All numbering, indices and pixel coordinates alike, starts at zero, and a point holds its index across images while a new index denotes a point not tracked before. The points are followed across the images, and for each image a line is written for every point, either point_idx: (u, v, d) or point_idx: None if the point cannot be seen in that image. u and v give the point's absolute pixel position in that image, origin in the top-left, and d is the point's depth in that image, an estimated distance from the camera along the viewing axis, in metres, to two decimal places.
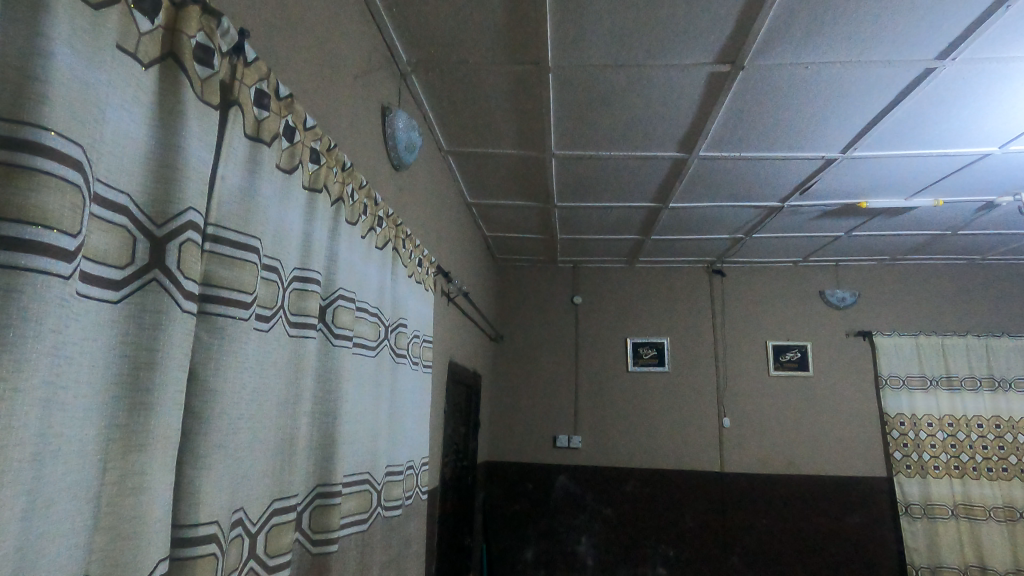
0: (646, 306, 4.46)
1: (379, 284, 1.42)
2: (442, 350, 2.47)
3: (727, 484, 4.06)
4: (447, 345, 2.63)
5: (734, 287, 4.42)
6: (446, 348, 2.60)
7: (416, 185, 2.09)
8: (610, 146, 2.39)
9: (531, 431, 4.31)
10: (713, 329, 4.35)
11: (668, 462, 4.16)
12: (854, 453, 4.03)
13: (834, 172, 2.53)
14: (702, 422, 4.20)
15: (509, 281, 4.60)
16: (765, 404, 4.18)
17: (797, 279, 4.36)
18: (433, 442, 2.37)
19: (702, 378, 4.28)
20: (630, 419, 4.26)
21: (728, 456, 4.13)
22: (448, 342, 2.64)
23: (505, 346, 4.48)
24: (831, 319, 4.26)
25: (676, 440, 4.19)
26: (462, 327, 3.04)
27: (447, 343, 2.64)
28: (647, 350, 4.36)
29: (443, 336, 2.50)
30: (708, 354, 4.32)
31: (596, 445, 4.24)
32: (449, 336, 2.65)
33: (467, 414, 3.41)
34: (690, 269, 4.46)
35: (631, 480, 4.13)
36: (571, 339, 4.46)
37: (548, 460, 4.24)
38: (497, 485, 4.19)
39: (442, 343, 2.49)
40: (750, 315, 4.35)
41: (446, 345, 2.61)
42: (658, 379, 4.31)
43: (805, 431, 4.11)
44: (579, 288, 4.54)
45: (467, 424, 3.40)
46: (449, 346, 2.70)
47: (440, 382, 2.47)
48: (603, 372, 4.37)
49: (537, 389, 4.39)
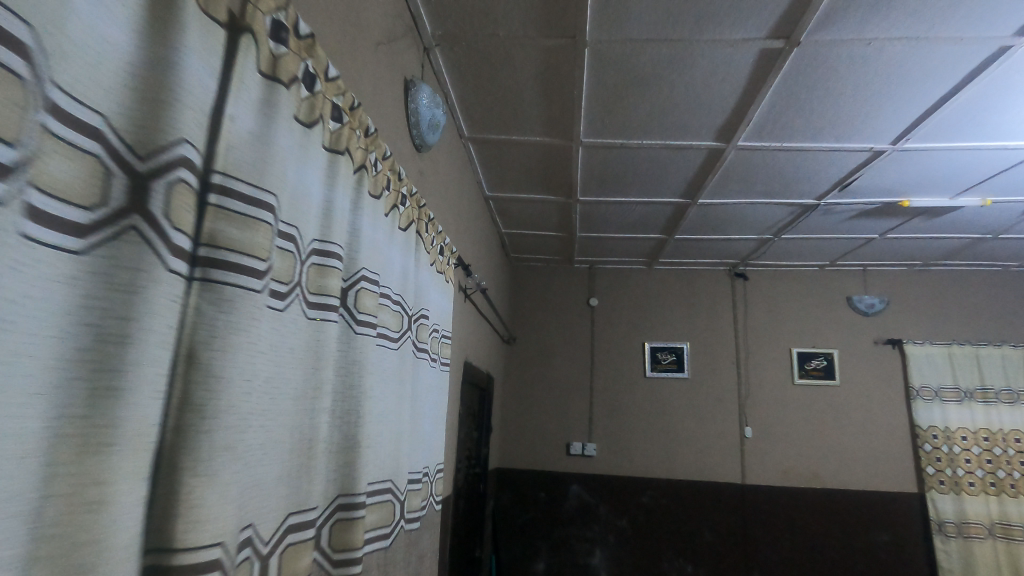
0: (665, 309, 4.30)
1: (402, 269, 1.27)
2: (458, 349, 2.32)
3: (748, 497, 3.88)
4: (463, 344, 2.48)
5: (757, 291, 4.25)
6: (462, 348, 2.45)
7: (436, 170, 1.95)
8: (642, 135, 2.25)
9: (544, 438, 4.14)
10: (735, 335, 4.19)
11: (687, 473, 3.98)
12: (883, 467, 3.85)
13: (880, 167, 2.38)
14: (723, 432, 4.02)
15: (523, 281, 4.46)
16: (789, 414, 4.00)
17: (822, 284, 4.20)
18: (448, 448, 2.21)
19: (723, 385, 4.11)
20: (647, 428, 4.08)
21: (750, 468, 3.94)
22: (464, 342, 2.50)
23: (518, 348, 4.33)
24: (858, 326, 4.09)
25: (695, 450, 4.01)
26: (477, 327, 2.89)
27: (464, 342, 2.49)
28: (665, 355, 4.20)
29: (459, 335, 2.35)
30: (729, 360, 4.15)
31: (611, 453, 4.07)
32: (465, 335, 2.50)
33: (480, 417, 3.26)
34: (711, 271, 4.30)
35: (648, 491, 3.95)
36: (587, 343, 4.30)
37: (561, 468, 4.07)
38: (507, 493, 4.03)
39: (458, 342, 2.33)
40: (773, 321, 4.19)
41: (463, 345, 2.46)
42: (677, 386, 4.14)
43: (831, 442, 3.93)
44: (595, 291, 4.39)
45: (480, 430, 3.25)
46: (465, 345, 2.55)
47: (456, 384, 2.31)
48: (619, 377, 4.20)
49: (551, 394, 4.22)
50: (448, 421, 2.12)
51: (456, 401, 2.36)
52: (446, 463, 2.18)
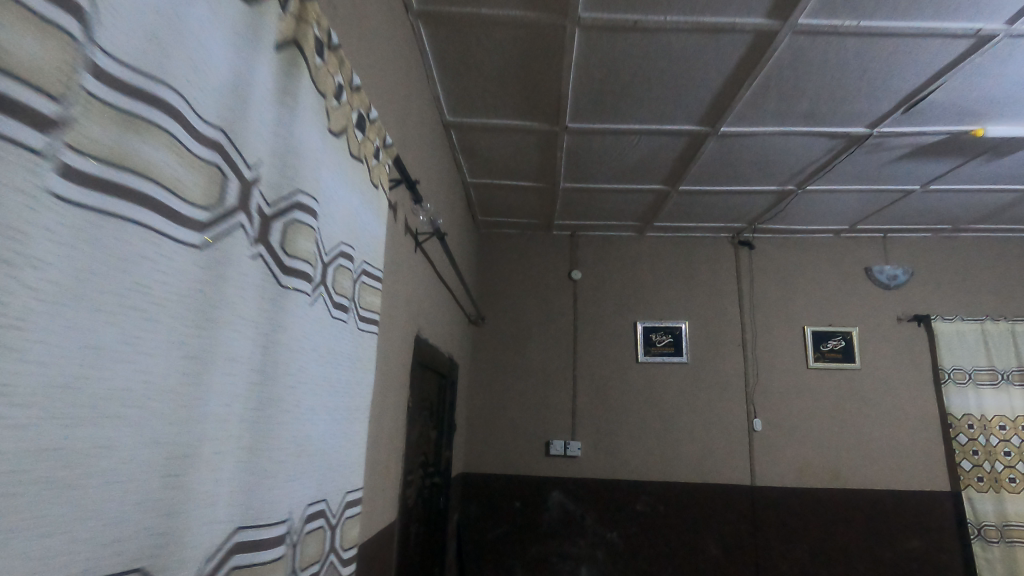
0: (659, 283, 3.67)
1: (230, 77, 0.57)
2: (401, 314, 1.62)
3: (759, 501, 3.30)
4: (411, 310, 1.78)
5: (764, 262, 3.68)
6: (410, 313, 1.75)
7: (364, 25, 1.24)
8: (667, 7, 1.59)
9: (519, 436, 3.47)
10: (740, 312, 3.59)
11: (688, 474, 3.37)
12: (911, 463, 3.32)
13: (973, 67, 1.80)
14: (728, 425, 3.43)
15: (492, 251, 3.77)
16: (804, 403, 3.43)
17: (837, 254, 3.65)
18: (382, 457, 1.51)
19: (727, 371, 3.51)
20: (641, 422, 3.46)
21: (761, 467, 3.36)
22: (413, 307, 1.80)
23: (487, 329, 3.65)
24: (879, 300, 3.56)
25: (697, 446, 3.41)
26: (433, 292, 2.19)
27: (412, 308, 1.79)
28: (660, 336, 3.57)
29: (404, 294, 1.65)
30: (734, 341, 3.55)
31: (599, 452, 3.42)
32: (414, 297, 1.80)
33: (441, 412, 2.57)
34: (711, 238, 3.71)
35: (643, 497, 3.33)
36: (569, 322, 3.64)
37: (539, 471, 3.41)
38: (475, 503, 3.35)
39: (402, 303, 1.63)
40: (783, 295, 3.61)
41: (410, 310, 1.76)
42: (674, 372, 3.52)
43: (852, 435, 3.38)
44: (578, 262, 3.74)
45: (441, 428, 2.57)
46: (415, 312, 1.85)
47: (398, 367, 1.61)
48: (606, 362, 3.56)
49: (526, 384, 3.55)
50: (380, 417, 1.43)
51: (399, 388, 1.66)
52: (381, 480, 1.48)
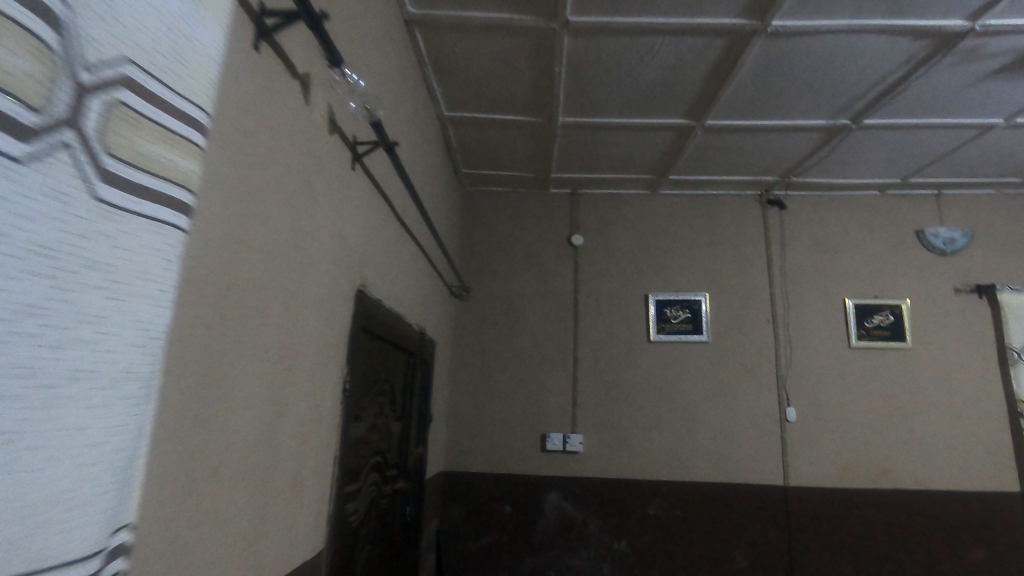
0: (675, 249, 3.13)
1: None
2: (314, 250, 1.08)
3: (794, 504, 2.79)
4: (341, 252, 1.24)
5: (797, 224, 3.13)
6: (337, 254, 1.20)
7: None
8: None
9: (509, 429, 2.95)
10: (769, 283, 3.06)
11: (710, 473, 2.85)
12: (974, 460, 2.80)
13: None
14: (756, 415, 2.90)
15: (479, 213, 3.23)
16: (847, 388, 2.91)
17: (884, 214, 3.11)
18: (277, 467, 0.97)
19: (755, 351, 2.98)
20: (653, 411, 2.93)
21: (795, 464, 2.84)
22: (344, 249, 1.26)
23: (472, 304, 3.12)
24: (933, 268, 3.02)
25: (720, 440, 2.89)
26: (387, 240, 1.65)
27: (342, 249, 1.24)
28: (676, 311, 3.03)
29: (321, 220, 1.11)
30: (763, 316, 3.02)
31: (604, 447, 2.90)
32: (346, 233, 1.26)
33: (409, 400, 2.05)
34: (735, 197, 3.17)
35: (656, 500, 2.81)
36: (569, 295, 3.10)
37: (533, 469, 2.89)
38: (457, 508, 2.84)
39: (318, 234, 1.09)
40: (820, 263, 3.07)
41: (339, 251, 1.22)
42: (692, 353, 2.99)
43: (904, 426, 2.86)
44: (580, 225, 3.19)
45: (409, 420, 2.05)
46: (351, 256, 1.31)
47: (308, 329, 1.07)
48: (613, 341, 3.03)
49: (519, 367, 3.02)
50: (261, 403, 0.88)
51: (317, 363, 1.12)
52: (271, 504, 0.95)
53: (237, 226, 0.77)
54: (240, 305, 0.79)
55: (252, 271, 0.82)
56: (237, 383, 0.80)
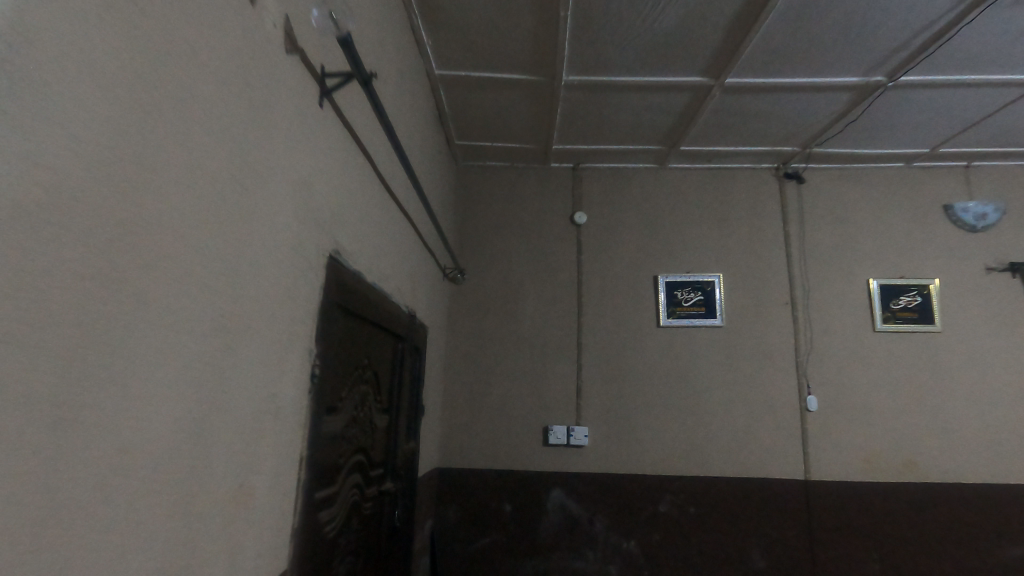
0: (686, 227, 2.91)
1: None
2: (258, 195, 0.85)
3: (816, 500, 2.58)
4: (303, 206, 1.01)
5: (816, 200, 2.91)
6: (295, 207, 0.97)
7: None
8: None
9: (508, 422, 2.73)
10: (787, 263, 2.84)
11: (725, 467, 2.64)
12: (1008, 451, 2.61)
13: None
14: (774, 405, 2.70)
15: (474, 190, 2.99)
16: (871, 376, 2.70)
17: (909, 189, 2.89)
18: (207, 471, 0.75)
19: (772, 336, 2.77)
20: (664, 401, 2.72)
21: (817, 457, 2.64)
22: (307, 203, 1.02)
23: (467, 287, 2.89)
24: (963, 246, 2.81)
25: (735, 432, 2.68)
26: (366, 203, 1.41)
27: (304, 202, 1.01)
28: (687, 294, 2.81)
29: (268, 159, 0.88)
30: (781, 299, 2.80)
31: (611, 440, 2.69)
32: (308, 184, 1.03)
33: (399, 392, 1.82)
34: (749, 171, 2.94)
35: (667, 497, 2.60)
36: (572, 278, 2.88)
37: (534, 465, 2.68)
38: (453, 507, 2.63)
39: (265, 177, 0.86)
40: (842, 242, 2.85)
41: (298, 203, 0.99)
42: (705, 339, 2.78)
43: (932, 415, 2.66)
44: (583, 203, 2.96)
45: (398, 413, 1.82)
46: (317, 214, 1.07)
47: (254, 296, 0.84)
48: (620, 326, 2.81)
49: (518, 355, 2.80)
50: (172, 387, 0.66)
51: (268, 341, 0.89)
52: (196, 520, 0.72)
53: (112, 138, 0.56)
54: (113, 246, 0.57)
55: (145, 206, 0.61)
56: (121, 356, 0.57)
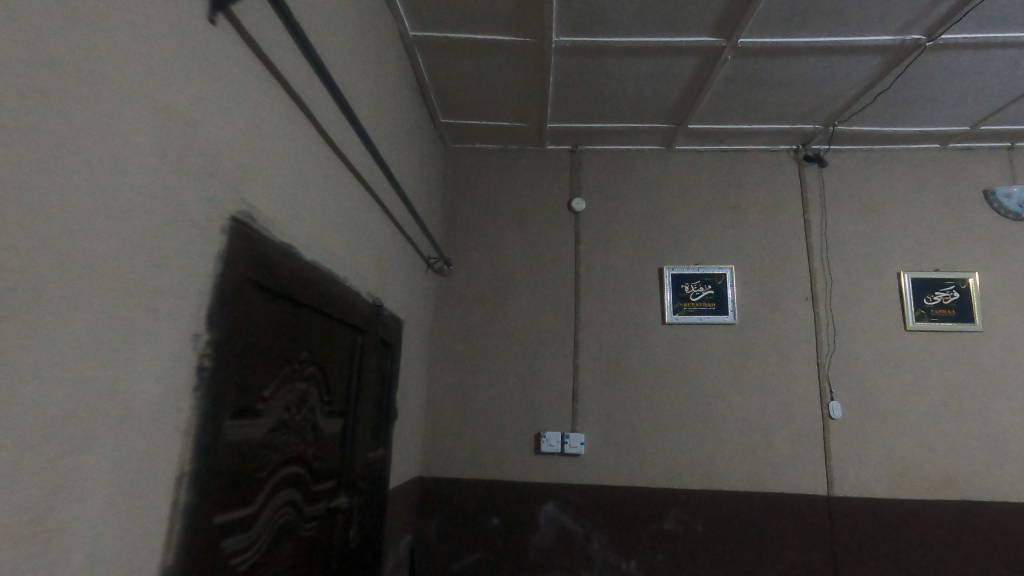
0: (695, 215, 2.64)
1: None
2: (73, 112, 0.61)
3: (841, 519, 2.30)
4: (175, 145, 0.78)
5: (841, 184, 2.62)
6: (156, 140, 0.74)
7: None
8: None
9: (496, 428, 2.48)
10: (807, 254, 2.56)
11: (737, 480, 2.37)
12: None
13: None
14: (793, 411, 2.42)
15: (463, 174, 2.76)
16: (902, 380, 2.42)
17: (945, 173, 2.60)
18: None
19: (791, 334, 2.49)
20: (668, 406, 2.46)
21: (841, 470, 2.36)
22: (183, 142, 0.79)
23: (454, 279, 2.65)
24: (1006, 235, 2.52)
25: (749, 441, 2.40)
26: (298, 165, 1.18)
27: (177, 140, 0.78)
28: (696, 288, 2.54)
29: (96, 67, 0.64)
30: (801, 293, 2.52)
31: (609, 448, 2.43)
32: (183, 116, 0.79)
33: (360, 393, 1.59)
34: (765, 153, 2.67)
35: (672, 512, 2.33)
36: (569, 269, 2.63)
37: (525, 475, 2.42)
38: (435, 520, 2.38)
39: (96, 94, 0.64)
40: (870, 231, 2.56)
41: (164, 138, 0.75)
42: (715, 337, 2.51)
43: (972, 424, 2.36)
44: (581, 188, 2.71)
45: (358, 417, 1.59)
46: (205, 159, 0.84)
47: (68, 252, 0.61)
48: (620, 323, 2.55)
49: (508, 354, 2.55)
50: None
51: (101, 317, 0.65)
52: None
53: None
54: None
55: None
56: None
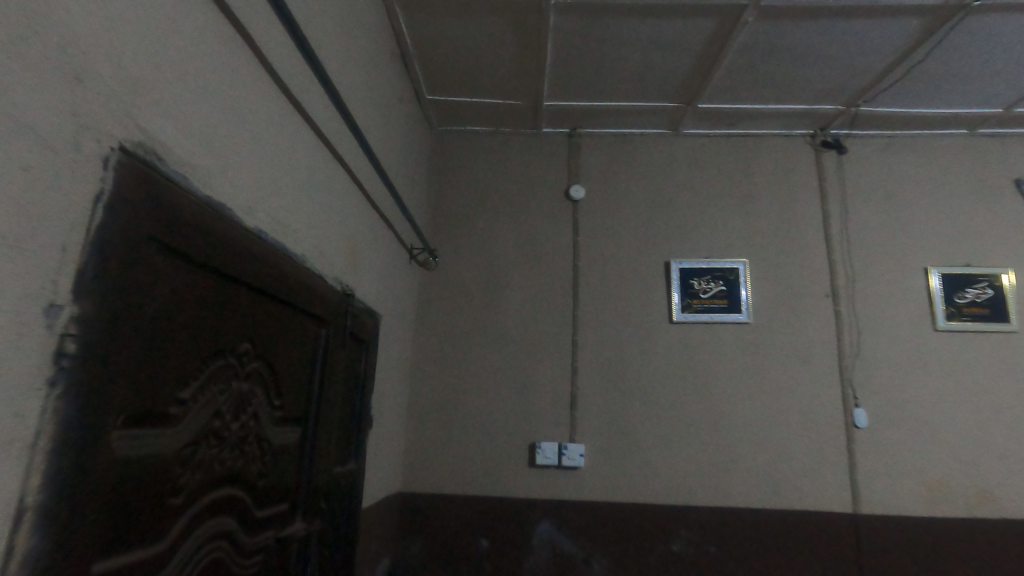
0: (703, 204, 2.42)
1: None
2: None
3: (869, 539, 2.07)
4: (6, 17, 0.53)
5: (862, 172, 2.41)
6: None
7: None
8: None
9: (486, 437, 2.23)
10: (826, 247, 2.35)
11: (754, 496, 2.14)
12: None
13: None
14: (814, 419, 2.19)
15: (451, 159, 2.52)
16: (933, 385, 2.20)
17: (973, 160, 2.40)
18: None
19: (810, 335, 2.27)
20: (676, 413, 2.22)
21: (867, 484, 2.13)
22: (25, 19, 0.54)
23: (440, 274, 2.40)
24: None
25: (766, 452, 2.17)
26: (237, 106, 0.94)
27: (9, 10, 0.53)
28: (706, 283, 2.31)
29: None
30: (820, 290, 2.31)
31: (611, 461, 2.18)
32: None
33: (324, 398, 1.34)
34: (779, 139, 2.46)
35: (682, 532, 2.09)
36: (566, 263, 2.39)
37: (517, 491, 2.17)
38: (416, 543, 2.12)
39: None
40: (894, 222, 2.35)
41: None
42: (727, 338, 2.28)
43: (1010, 434, 2.15)
44: (579, 175, 2.48)
45: (323, 426, 1.34)
46: (68, 54, 0.59)
47: None
48: (623, 322, 2.32)
49: (499, 356, 2.31)
50: None
51: None
52: None
53: None
54: None
55: None
56: None
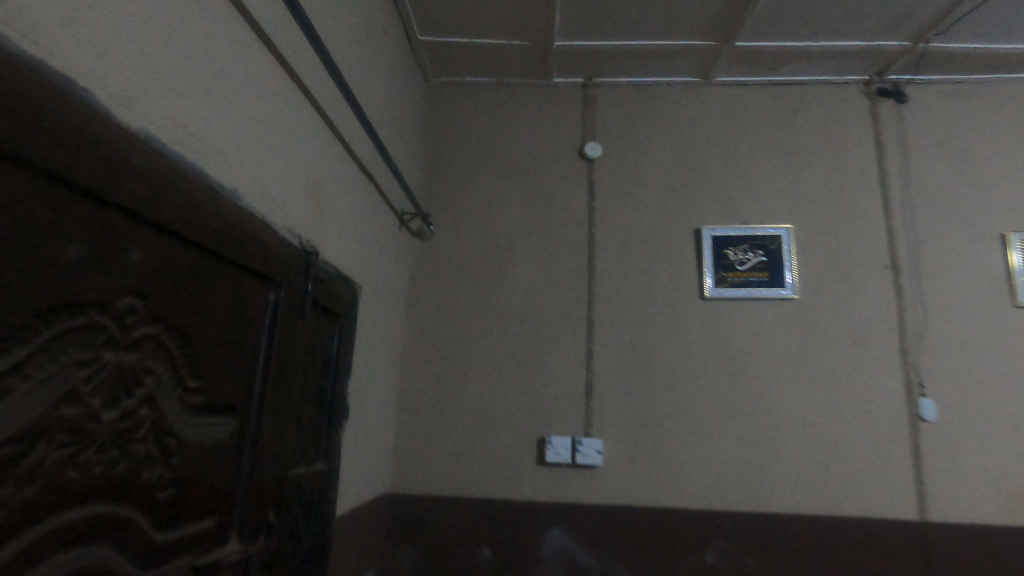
0: (739, 162, 2.09)
1: None
2: None
3: (939, 552, 1.75)
4: None
5: (926, 124, 2.07)
6: None
7: None
8: None
9: (488, 431, 1.93)
10: (885, 210, 2.01)
11: (801, 500, 1.82)
12: None
13: None
14: (872, 411, 1.87)
15: (448, 115, 2.21)
16: (1016, 371, 1.86)
17: None
18: None
19: (866, 313, 1.94)
20: (709, 403, 1.91)
21: (937, 488, 1.81)
22: None
23: (435, 244, 2.10)
24: None
25: (816, 450, 1.86)
26: None
27: None
28: (743, 253, 1.99)
29: None
30: (878, 260, 1.97)
31: (633, 458, 1.88)
32: None
33: (276, 381, 1.04)
34: (828, 87, 2.12)
35: (717, 542, 1.79)
36: (581, 231, 2.08)
37: (524, 493, 1.88)
38: (407, 553, 1.83)
39: None
40: (965, 181, 2.01)
41: None
42: (769, 317, 1.96)
43: None
44: (595, 130, 2.16)
45: (274, 417, 1.05)
46: None
47: None
48: (647, 298, 2.01)
49: (503, 337, 2.01)
50: None
51: None
52: None
53: None
54: None
55: None
56: None
